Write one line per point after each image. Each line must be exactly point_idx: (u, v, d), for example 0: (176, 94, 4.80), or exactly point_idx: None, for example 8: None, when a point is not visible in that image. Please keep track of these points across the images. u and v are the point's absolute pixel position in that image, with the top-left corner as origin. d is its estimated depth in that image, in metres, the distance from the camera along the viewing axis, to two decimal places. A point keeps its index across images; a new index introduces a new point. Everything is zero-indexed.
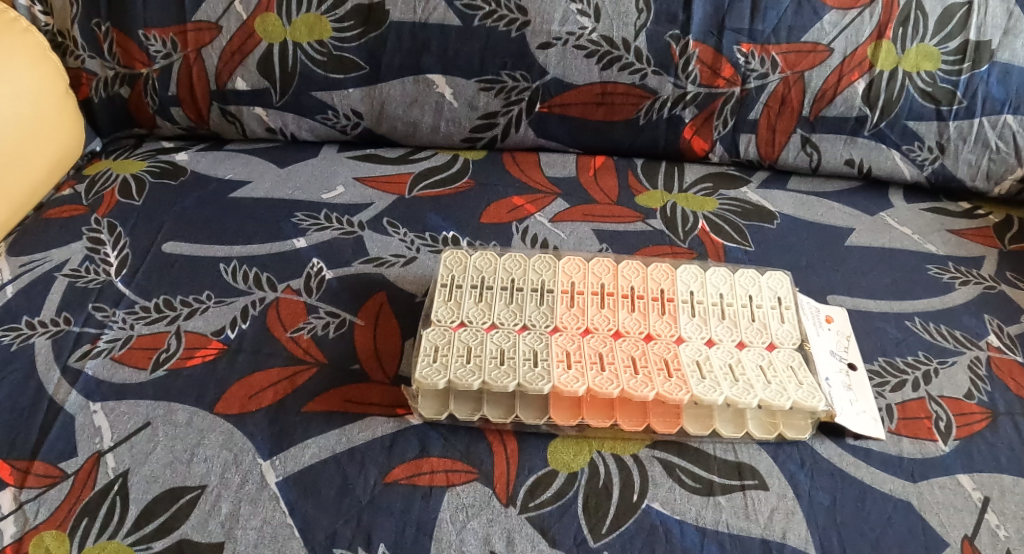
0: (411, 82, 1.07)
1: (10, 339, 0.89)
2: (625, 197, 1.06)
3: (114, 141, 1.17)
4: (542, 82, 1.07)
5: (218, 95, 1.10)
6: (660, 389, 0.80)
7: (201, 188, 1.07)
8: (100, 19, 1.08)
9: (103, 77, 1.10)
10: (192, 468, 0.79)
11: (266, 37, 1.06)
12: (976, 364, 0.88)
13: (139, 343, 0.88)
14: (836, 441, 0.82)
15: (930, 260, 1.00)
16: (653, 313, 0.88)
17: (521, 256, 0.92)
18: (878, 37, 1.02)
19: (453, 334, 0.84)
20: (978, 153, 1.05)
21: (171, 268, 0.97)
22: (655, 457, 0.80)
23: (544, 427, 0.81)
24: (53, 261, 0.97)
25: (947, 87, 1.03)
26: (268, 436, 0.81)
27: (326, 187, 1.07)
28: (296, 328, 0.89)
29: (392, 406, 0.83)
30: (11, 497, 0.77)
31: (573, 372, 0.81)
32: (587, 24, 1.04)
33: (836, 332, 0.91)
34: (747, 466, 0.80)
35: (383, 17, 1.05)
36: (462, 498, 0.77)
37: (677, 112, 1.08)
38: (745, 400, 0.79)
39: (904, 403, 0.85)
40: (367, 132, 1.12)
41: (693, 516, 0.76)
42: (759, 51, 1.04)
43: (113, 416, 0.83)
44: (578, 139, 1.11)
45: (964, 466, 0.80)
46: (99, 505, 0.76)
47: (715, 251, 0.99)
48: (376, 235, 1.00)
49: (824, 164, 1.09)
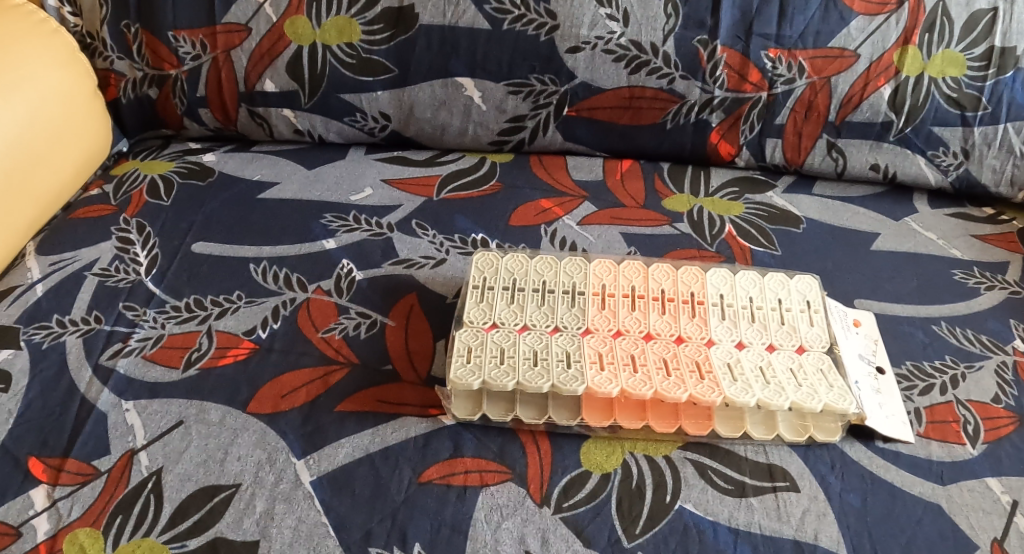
0: (440, 86, 1.08)
1: (41, 337, 0.90)
2: (651, 200, 1.07)
3: (142, 142, 1.18)
4: (570, 86, 1.07)
5: (246, 97, 1.10)
6: (693, 391, 0.80)
7: (230, 188, 1.08)
8: (130, 21, 1.08)
9: (132, 78, 1.11)
10: (225, 467, 0.79)
11: (295, 40, 1.07)
12: (1004, 369, 0.88)
13: (170, 343, 0.89)
14: (866, 444, 0.82)
15: (956, 265, 1.00)
16: (684, 315, 0.88)
17: (552, 258, 0.93)
18: (905, 42, 1.03)
19: (486, 335, 0.85)
20: (1003, 159, 1.05)
21: (201, 267, 0.97)
22: (687, 458, 0.80)
23: (576, 429, 0.81)
24: (83, 259, 0.98)
25: (972, 93, 1.03)
26: (302, 435, 0.81)
27: (354, 188, 1.08)
28: (328, 328, 0.90)
29: (424, 406, 0.83)
30: (44, 494, 0.77)
31: (606, 374, 0.81)
32: (616, 29, 1.04)
33: (864, 335, 0.91)
34: (778, 468, 0.80)
35: (412, 19, 1.05)
36: (497, 498, 0.77)
37: (704, 117, 1.08)
38: (777, 402, 0.79)
39: (932, 406, 0.85)
40: (395, 135, 1.13)
41: (725, 517, 0.76)
42: (786, 56, 1.04)
43: (145, 415, 0.83)
44: (604, 143, 1.12)
45: (992, 469, 0.80)
46: (133, 503, 0.77)
47: (743, 254, 0.99)
48: (404, 237, 1.01)
49: (850, 169, 1.09)
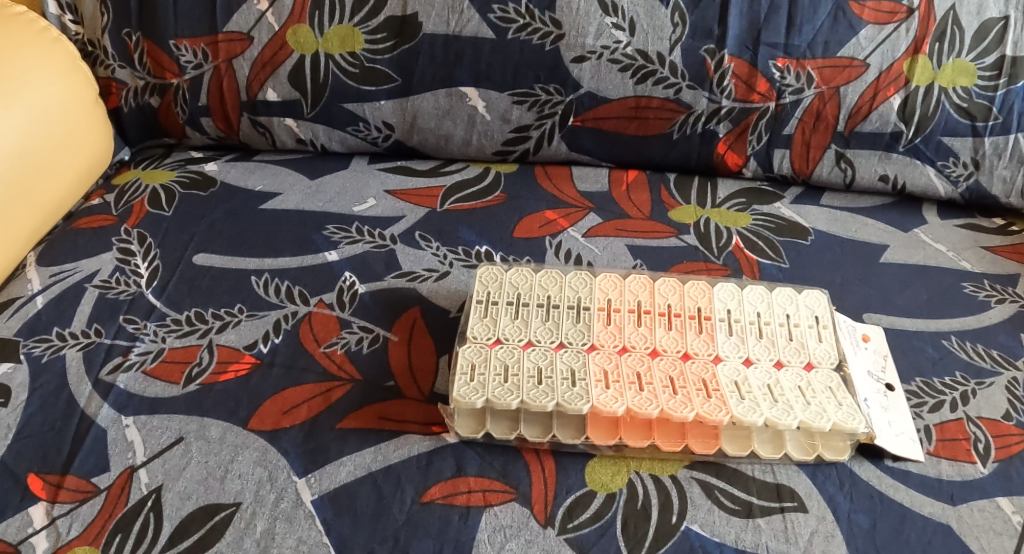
0: (444, 95, 1.07)
1: (41, 351, 0.89)
2: (657, 211, 1.06)
3: (144, 150, 1.17)
4: (575, 95, 1.06)
5: (249, 106, 1.09)
6: (700, 410, 0.79)
7: (231, 199, 1.07)
8: (131, 29, 1.07)
9: (133, 87, 1.10)
10: (226, 485, 0.78)
11: (298, 49, 1.06)
12: (1015, 385, 0.87)
13: (171, 357, 0.88)
14: (874, 463, 0.81)
15: (967, 278, 0.98)
16: (690, 331, 0.87)
17: (557, 272, 0.92)
18: (914, 52, 1.01)
19: (490, 351, 0.83)
20: (1013, 169, 1.04)
21: (202, 279, 0.96)
22: (693, 478, 0.79)
23: (582, 447, 0.80)
24: (84, 271, 0.97)
25: (983, 103, 1.02)
26: (303, 453, 0.80)
27: (357, 199, 1.07)
28: (329, 342, 0.89)
29: (427, 423, 0.82)
30: (43, 512, 0.77)
31: (611, 392, 0.80)
32: (622, 38, 1.03)
33: (873, 351, 0.90)
34: (786, 488, 0.79)
35: (416, 28, 1.04)
36: (500, 519, 0.76)
37: (711, 127, 1.07)
38: (785, 421, 0.78)
39: (942, 424, 0.84)
40: (398, 144, 1.12)
41: (732, 538, 0.75)
42: (795, 66, 1.03)
43: (145, 431, 0.82)
44: (610, 154, 1.11)
45: (1004, 489, 0.79)
46: (132, 521, 0.76)
47: (750, 267, 0.98)
48: (408, 249, 1.00)
49: (858, 180, 1.08)
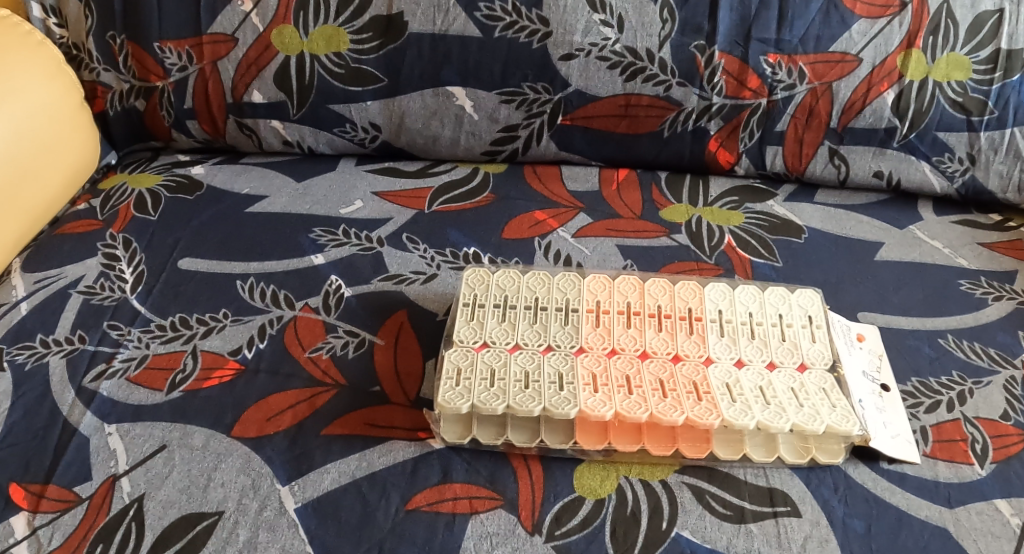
0: (431, 95, 1.06)
1: (24, 358, 0.88)
2: (649, 210, 1.04)
3: (131, 154, 1.16)
4: (564, 94, 1.05)
5: (234, 108, 1.08)
6: (690, 414, 0.77)
7: (217, 203, 1.06)
8: (116, 31, 1.06)
9: (119, 90, 1.09)
10: (208, 493, 0.77)
11: (283, 49, 1.04)
12: (1013, 384, 0.85)
13: (155, 364, 0.87)
14: (869, 466, 0.79)
15: (963, 275, 0.97)
16: (681, 333, 0.86)
17: (545, 274, 0.90)
18: (908, 46, 1.00)
19: (476, 355, 0.82)
20: (1010, 164, 1.02)
21: (187, 284, 0.95)
22: (684, 483, 0.78)
23: (570, 452, 0.79)
24: (68, 276, 0.96)
25: (978, 97, 1.00)
26: (287, 461, 0.79)
27: (344, 201, 1.06)
28: (314, 347, 0.87)
29: (413, 429, 0.81)
30: (25, 522, 0.75)
31: (599, 396, 0.79)
32: (610, 35, 1.01)
33: (868, 350, 0.88)
34: (779, 492, 0.77)
35: (401, 27, 1.03)
36: (487, 526, 0.74)
37: (702, 124, 1.05)
38: (777, 424, 0.77)
39: (939, 424, 0.82)
40: (386, 145, 1.11)
41: (724, 544, 0.74)
42: (786, 62, 1.01)
43: (128, 439, 0.81)
44: (601, 152, 1.09)
45: (1002, 490, 0.77)
46: (114, 531, 0.75)
47: (743, 267, 0.96)
48: (395, 252, 0.98)
49: (852, 177, 1.06)
